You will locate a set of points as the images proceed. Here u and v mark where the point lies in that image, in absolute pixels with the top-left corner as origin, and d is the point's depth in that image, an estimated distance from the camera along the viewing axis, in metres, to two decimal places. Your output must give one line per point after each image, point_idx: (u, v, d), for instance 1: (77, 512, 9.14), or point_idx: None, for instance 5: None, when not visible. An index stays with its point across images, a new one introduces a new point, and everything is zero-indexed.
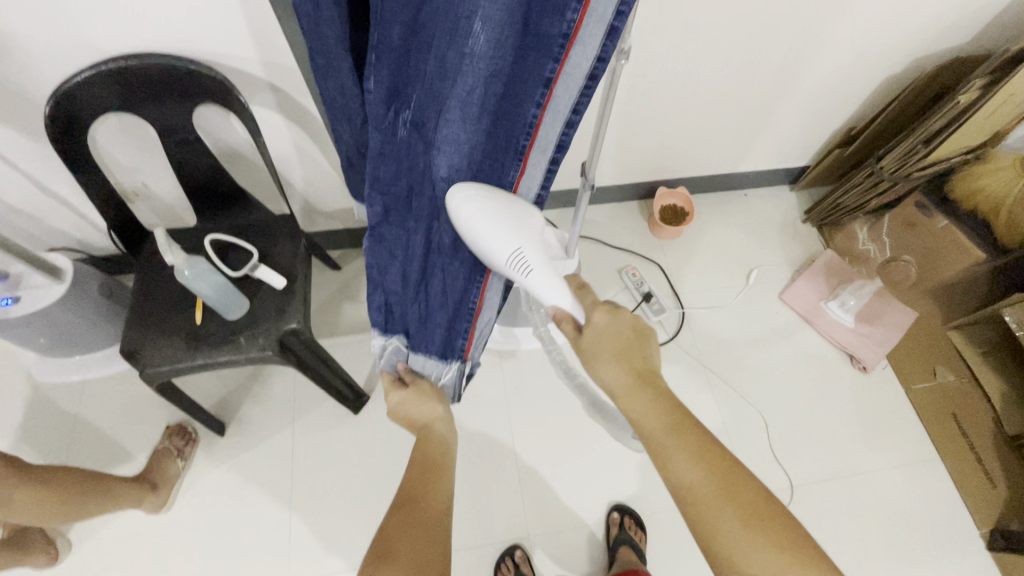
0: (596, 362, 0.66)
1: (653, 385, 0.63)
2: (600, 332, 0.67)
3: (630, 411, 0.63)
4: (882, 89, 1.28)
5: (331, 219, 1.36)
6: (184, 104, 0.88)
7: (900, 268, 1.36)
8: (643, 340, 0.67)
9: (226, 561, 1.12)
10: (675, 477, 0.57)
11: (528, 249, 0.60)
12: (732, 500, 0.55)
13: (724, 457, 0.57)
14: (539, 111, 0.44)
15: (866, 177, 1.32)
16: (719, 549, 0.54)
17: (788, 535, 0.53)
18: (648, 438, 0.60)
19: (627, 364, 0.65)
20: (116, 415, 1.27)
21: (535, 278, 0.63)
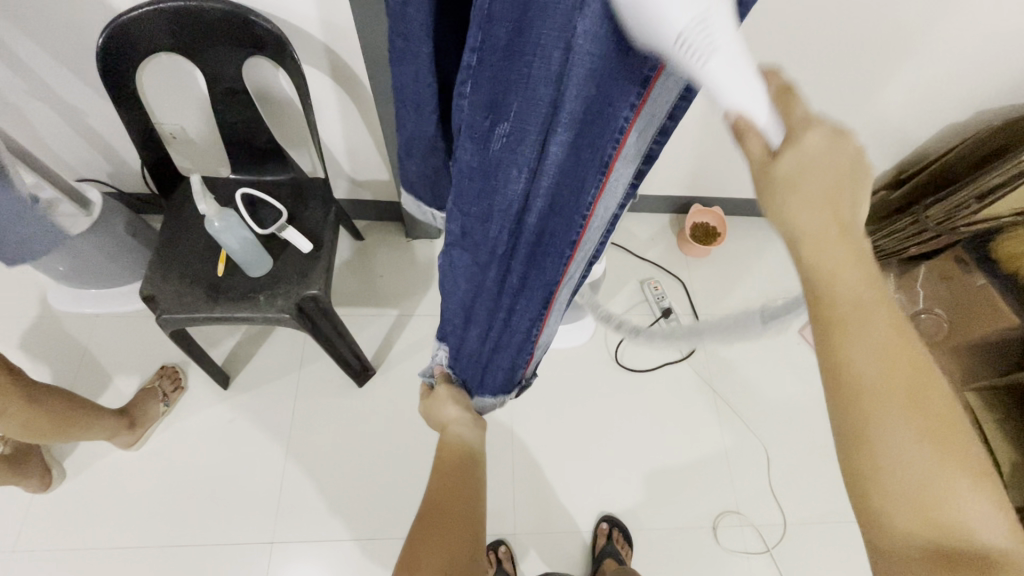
0: (781, 194, 0.37)
1: (863, 247, 0.37)
2: (806, 159, 0.36)
3: (812, 256, 0.37)
4: (939, 137, 1.25)
5: (362, 190, 1.35)
6: (237, 54, 0.87)
7: (930, 322, 1.32)
8: (858, 183, 0.37)
9: (211, 511, 1.13)
10: (842, 355, 0.38)
11: (716, 15, 0.30)
12: (918, 409, 0.37)
13: (921, 352, 0.38)
14: (632, 114, 0.38)
15: (908, 224, 1.30)
16: (871, 452, 0.37)
17: (972, 461, 0.37)
18: (817, 299, 0.38)
19: (834, 203, 0.36)
20: (125, 351, 1.28)
21: (716, 72, 0.31)
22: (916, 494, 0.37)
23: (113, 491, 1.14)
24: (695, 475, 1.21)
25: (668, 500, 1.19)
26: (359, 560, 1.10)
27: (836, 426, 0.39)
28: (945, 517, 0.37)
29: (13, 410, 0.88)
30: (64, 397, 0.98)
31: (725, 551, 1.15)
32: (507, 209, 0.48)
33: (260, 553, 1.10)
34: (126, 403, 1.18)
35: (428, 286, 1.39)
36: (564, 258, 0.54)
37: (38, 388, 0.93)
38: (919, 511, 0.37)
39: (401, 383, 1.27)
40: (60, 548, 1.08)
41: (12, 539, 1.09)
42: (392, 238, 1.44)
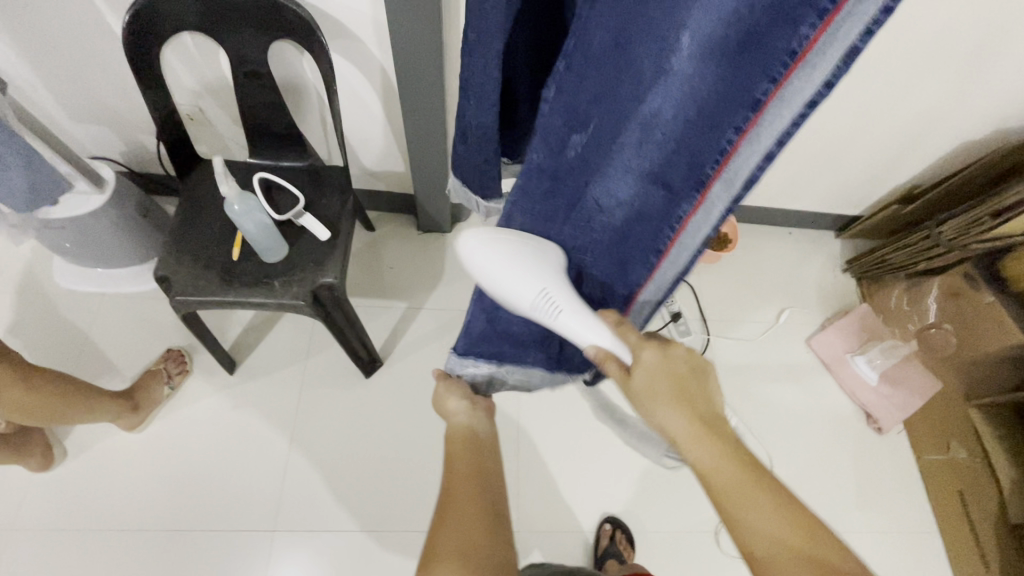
0: (647, 403, 0.61)
1: (715, 429, 0.58)
2: (650, 368, 0.61)
3: (693, 452, 0.57)
4: (954, 154, 1.26)
5: (376, 180, 1.34)
6: (265, 37, 0.86)
7: (939, 336, 1.31)
8: (696, 378, 0.61)
9: (213, 496, 1.12)
10: (740, 532, 0.53)
11: (551, 289, 0.63)
12: (815, 561, 0.49)
13: (797, 510, 0.52)
14: (735, 137, 0.43)
15: (920, 239, 1.29)
16: None
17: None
18: (714, 490, 0.55)
19: (683, 402, 0.59)
20: (129, 332, 1.26)
21: (567, 322, 0.63)
22: None
23: (111, 472, 1.13)
24: (699, 481, 1.21)
25: (671, 505, 1.19)
26: (361, 552, 1.10)
27: None
28: None
29: (13, 393, 0.87)
30: (66, 377, 0.98)
31: (725, 556, 1.15)
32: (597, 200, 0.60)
33: (262, 541, 1.09)
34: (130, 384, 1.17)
35: (439, 281, 1.38)
36: (650, 264, 0.62)
37: (40, 369, 0.93)
38: None
39: (408, 376, 1.26)
40: (62, 528, 1.07)
41: (11, 516, 1.08)
42: (404, 231, 1.43)
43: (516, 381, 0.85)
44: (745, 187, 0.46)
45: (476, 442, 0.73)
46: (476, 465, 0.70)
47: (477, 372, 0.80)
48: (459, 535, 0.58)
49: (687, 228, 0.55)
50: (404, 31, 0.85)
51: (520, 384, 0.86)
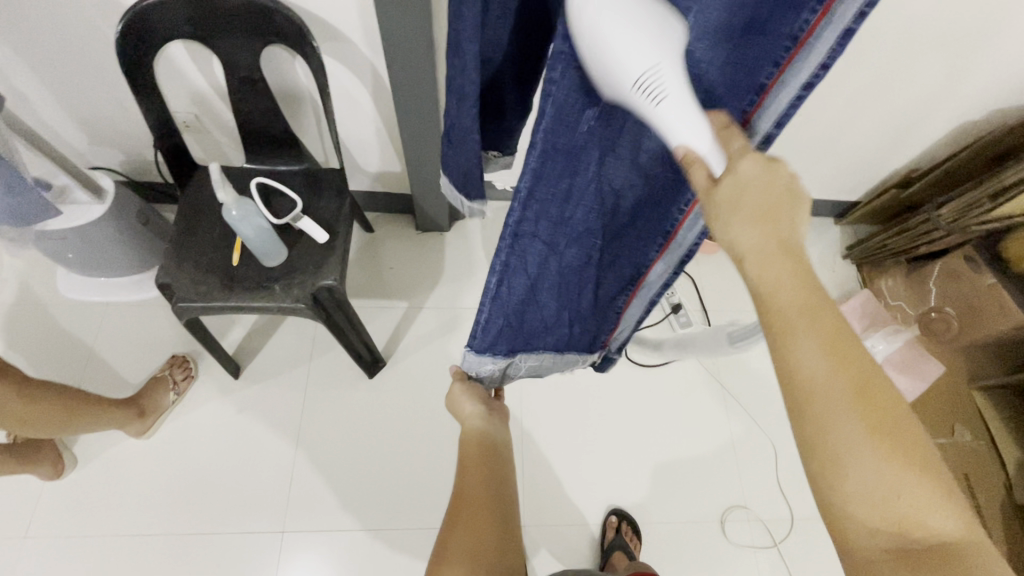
0: (727, 217, 0.41)
1: (796, 253, 0.40)
2: (746, 185, 0.41)
3: (752, 273, 0.40)
4: (951, 137, 1.25)
5: (373, 181, 1.35)
6: (256, 42, 0.87)
7: (941, 320, 1.31)
8: (798, 206, 0.41)
9: (221, 498, 1.14)
10: (788, 361, 0.39)
11: (668, 68, 0.37)
12: (863, 404, 0.38)
13: (867, 360, 0.38)
14: (744, 116, 0.44)
15: (919, 223, 1.29)
16: (821, 449, 0.38)
17: (924, 465, 0.38)
18: (766, 308, 0.40)
19: (772, 224, 0.40)
20: (134, 340, 1.28)
21: (668, 116, 0.38)
22: (871, 488, 0.38)
23: (120, 477, 1.14)
24: (703, 471, 1.22)
25: (676, 495, 1.20)
26: (369, 551, 1.11)
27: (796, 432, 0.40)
28: (886, 501, 0.38)
29: (9, 409, 0.87)
30: (65, 390, 0.98)
31: (731, 544, 1.15)
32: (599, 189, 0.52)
33: (272, 542, 1.11)
34: (136, 392, 1.18)
35: (439, 279, 1.39)
36: (658, 246, 0.64)
37: (37, 383, 0.93)
38: (883, 515, 0.38)
39: (412, 375, 1.27)
40: (75, 535, 1.09)
41: (25, 524, 1.09)
42: (403, 230, 1.44)
43: (529, 369, 0.79)
44: None
45: (491, 446, 0.74)
46: (490, 468, 0.72)
47: (493, 369, 0.72)
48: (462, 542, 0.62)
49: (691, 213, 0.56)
50: (395, 31, 0.85)
51: (533, 371, 0.80)
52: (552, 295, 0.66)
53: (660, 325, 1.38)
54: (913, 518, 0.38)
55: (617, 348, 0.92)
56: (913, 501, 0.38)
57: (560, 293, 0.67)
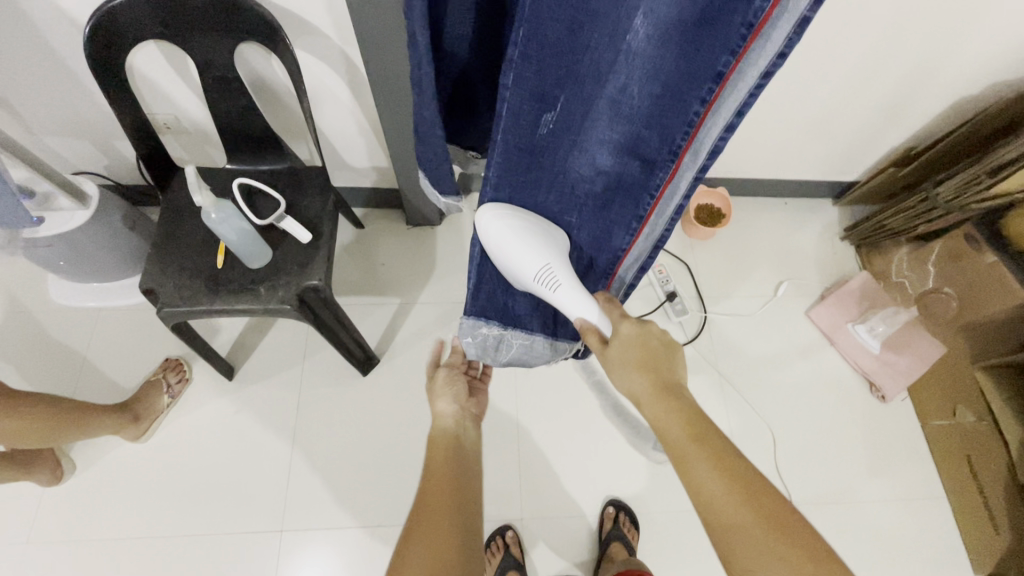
0: (621, 368, 0.64)
1: (676, 391, 0.60)
2: (627, 342, 0.65)
3: (650, 413, 0.61)
4: (949, 112, 1.22)
5: (361, 176, 1.33)
6: (228, 41, 0.85)
7: (940, 300, 1.29)
8: (668, 354, 0.64)
9: (220, 499, 1.14)
10: (692, 483, 0.55)
11: (555, 265, 0.66)
12: (752, 510, 0.52)
13: (745, 469, 0.54)
14: (703, 107, 0.48)
15: (917, 202, 1.26)
16: (734, 556, 0.52)
17: (820, 559, 0.50)
18: (669, 444, 0.58)
19: (649, 367, 0.62)
20: (127, 344, 1.28)
21: (563, 295, 0.66)
22: None
23: (118, 481, 1.15)
24: None
25: (674, 484, 1.19)
26: (367, 547, 1.12)
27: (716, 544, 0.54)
28: None
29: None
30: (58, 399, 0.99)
31: None
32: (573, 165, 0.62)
33: (270, 543, 1.11)
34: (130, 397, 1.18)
35: (431, 274, 1.38)
36: (631, 231, 0.67)
37: (31, 394, 0.94)
38: None
39: (405, 371, 1.27)
40: (75, 541, 1.10)
41: (25, 533, 1.10)
42: (393, 226, 1.42)
43: (513, 356, 0.81)
44: (711, 155, 0.52)
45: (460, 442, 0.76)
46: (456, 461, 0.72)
47: (485, 336, 0.77)
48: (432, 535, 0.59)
49: (660, 201, 0.61)
50: (367, 24, 0.83)
51: (519, 360, 0.83)
52: None
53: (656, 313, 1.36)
54: None
55: None
56: None
57: None
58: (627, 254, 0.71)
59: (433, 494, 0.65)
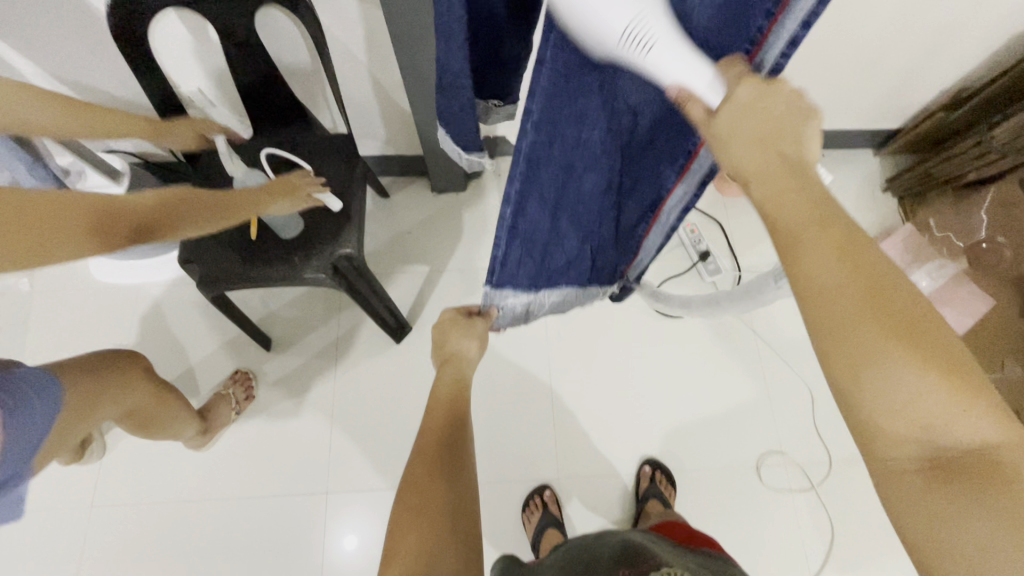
0: (727, 144, 0.38)
1: (808, 178, 0.36)
2: (743, 112, 0.37)
3: (766, 194, 0.37)
4: (1008, 49, 1.13)
5: (384, 145, 1.32)
6: (247, 6, 0.83)
7: (991, 251, 1.25)
8: (807, 122, 0.37)
9: (269, 466, 1.19)
10: (799, 280, 0.34)
11: (650, 10, 0.34)
12: (883, 310, 0.32)
13: (880, 259, 0.33)
14: (766, 22, 0.37)
15: (969, 147, 1.19)
16: (845, 368, 0.33)
17: (969, 373, 0.33)
18: (776, 231, 0.36)
19: (775, 145, 0.37)
20: (167, 320, 1.31)
21: (663, 61, 0.36)
22: (908, 409, 0.32)
23: (170, 449, 1.20)
24: (736, 418, 1.21)
25: (709, 444, 1.19)
26: None
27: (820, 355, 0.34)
28: (921, 418, 0.33)
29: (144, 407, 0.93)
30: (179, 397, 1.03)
31: (768, 489, 1.15)
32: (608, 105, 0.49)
33: (318, 503, 1.16)
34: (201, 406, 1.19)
35: (458, 240, 1.37)
36: (678, 168, 0.61)
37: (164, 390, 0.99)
38: (926, 436, 0.33)
39: None
40: (139, 504, 1.16)
41: (91, 500, 1.16)
42: (418, 193, 1.41)
43: (551, 304, 0.75)
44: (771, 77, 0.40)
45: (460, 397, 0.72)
46: (447, 436, 0.65)
47: (515, 305, 0.67)
48: (416, 527, 0.54)
49: None
50: None
51: (557, 307, 0.76)
52: (568, 231, 0.62)
53: (688, 274, 1.34)
54: (955, 430, 0.33)
55: (636, 277, 0.89)
56: (955, 418, 0.33)
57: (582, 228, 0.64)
58: (670, 195, 0.65)
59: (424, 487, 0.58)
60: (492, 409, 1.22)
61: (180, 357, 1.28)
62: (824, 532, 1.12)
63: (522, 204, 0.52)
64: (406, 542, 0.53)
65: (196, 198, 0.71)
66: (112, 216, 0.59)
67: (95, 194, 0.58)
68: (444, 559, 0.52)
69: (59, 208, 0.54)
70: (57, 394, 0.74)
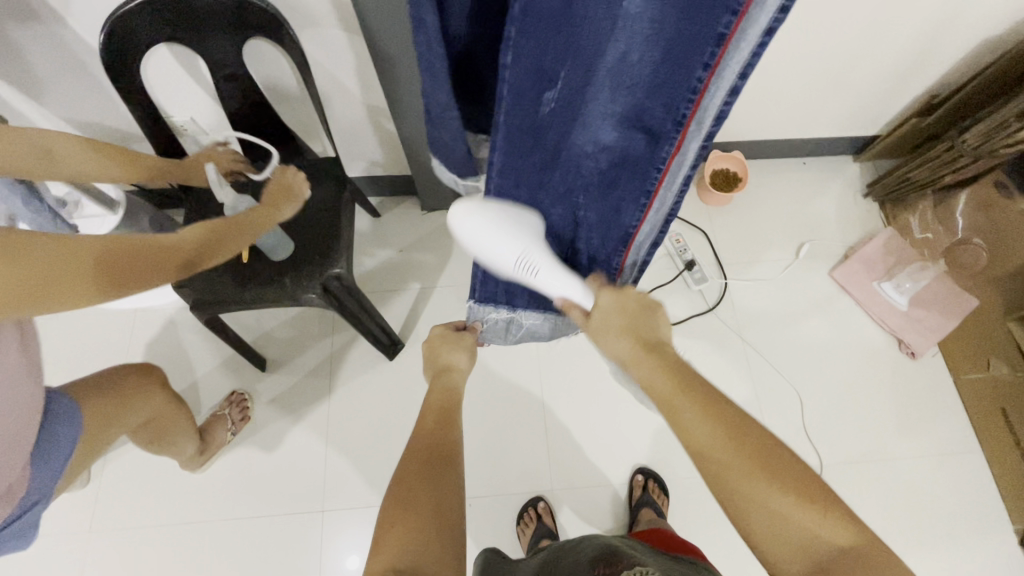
0: (599, 336, 0.66)
1: (659, 351, 0.61)
2: (603, 309, 0.67)
3: (637, 376, 0.60)
4: (974, 56, 1.17)
5: (374, 166, 1.35)
6: (236, 39, 0.86)
7: (969, 252, 1.29)
8: (651, 313, 0.66)
9: (265, 486, 1.20)
10: (686, 435, 0.53)
11: (532, 252, 0.63)
12: (743, 451, 0.50)
13: (734, 412, 0.52)
14: (703, 76, 0.47)
15: (943, 150, 1.22)
16: (733, 502, 0.50)
17: (815, 491, 0.48)
18: (666, 405, 0.56)
19: (631, 331, 0.64)
20: (162, 344, 1.33)
21: (547, 278, 0.65)
22: (781, 525, 0.48)
23: (166, 472, 1.21)
24: None
25: None
26: None
27: (719, 494, 0.51)
28: (792, 530, 0.48)
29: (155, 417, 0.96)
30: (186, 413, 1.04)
31: None
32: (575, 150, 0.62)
33: (315, 522, 1.17)
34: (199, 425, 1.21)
35: (449, 256, 1.40)
36: (641, 206, 0.67)
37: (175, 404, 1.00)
38: (803, 547, 0.47)
39: None
40: (136, 527, 1.16)
41: (88, 524, 1.16)
42: (408, 212, 1.44)
43: (529, 330, 0.91)
44: (716, 121, 0.51)
45: (452, 399, 0.75)
46: (438, 435, 0.68)
47: (495, 318, 0.86)
48: (403, 524, 0.55)
49: (667, 176, 0.61)
50: (370, 12, 0.83)
51: (534, 333, 0.91)
52: None
53: (674, 283, 1.36)
54: (818, 536, 0.47)
55: None
56: (817, 524, 0.47)
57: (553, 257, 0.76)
58: (638, 230, 0.72)
59: (412, 478, 0.60)
60: (485, 423, 1.23)
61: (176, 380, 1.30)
62: None
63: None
64: (395, 531, 0.54)
65: (194, 251, 0.69)
66: (110, 261, 0.57)
67: (99, 237, 0.57)
68: (430, 554, 0.53)
69: (39, 249, 0.51)
70: (80, 421, 0.78)
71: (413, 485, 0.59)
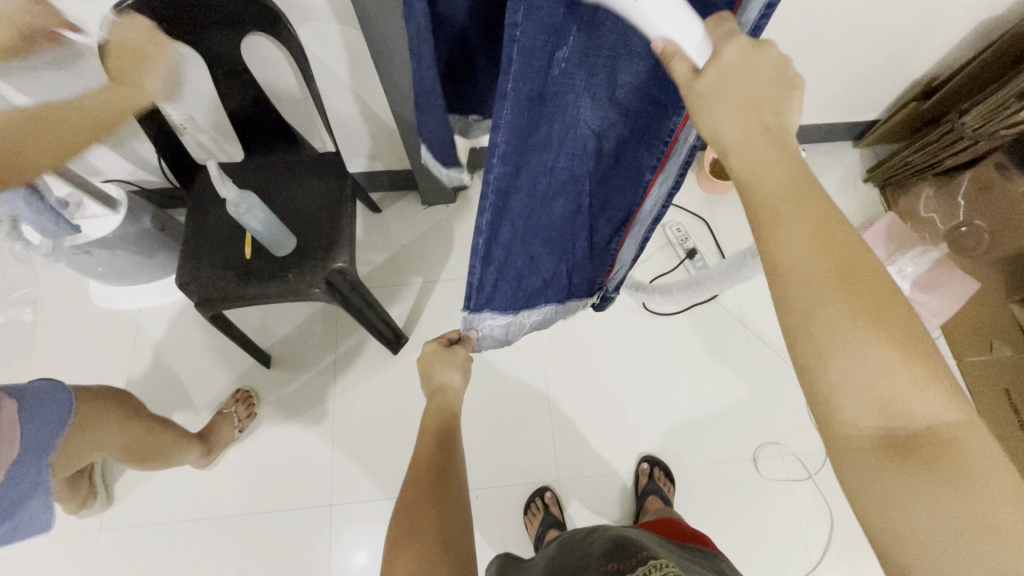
0: (704, 108, 0.39)
1: (785, 148, 0.38)
2: (729, 72, 0.39)
3: (743, 166, 0.39)
4: (971, 38, 1.17)
5: (374, 162, 1.35)
6: (234, 35, 0.86)
7: (970, 235, 1.29)
8: (783, 103, 0.39)
9: (273, 482, 1.20)
10: (774, 247, 0.38)
11: None
12: (851, 291, 0.36)
13: (848, 235, 0.37)
14: (716, 32, 0.42)
15: (943, 133, 1.22)
16: (819, 345, 0.36)
17: (923, 356, 0.36)
18: (754, 203, 0.39)
19: (754, 113, 0.39)
20: (168, 342, 1.33)
21: (654, 6, 0.36)
22: (871, 390, 0.35)
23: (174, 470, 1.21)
24: (731, 413, 1.22)
25: (705, 439, 1.21)
26: None
27: (792, 331, 0.38)
28: (885, 402, 0.36)
29: (134, 436, 0.94)
30: (169, 428, 1.04)
31: (765, 480, 1.17)
32: (575, 127, 0.53)
33: (323, 516, 1.17)
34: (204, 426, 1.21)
35: (451, 250, 1.40)
36: (644, 180, 0.64)
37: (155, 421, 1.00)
38: (891, 416, 0.36)
39: None
40: (146, 524, 1.17)
41: (97, 522, 1.17)
42: (409, 207, 1.44)
43: (533, 321, 0.80)
44: None
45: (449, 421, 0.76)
46: (438, 459, 0.69)
47: (494, 325, 0.72)
48: (410, 549, 0.57)
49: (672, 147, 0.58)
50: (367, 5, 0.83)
51: (537, 323, 0.81)
52: (546, 252, 0.68)
53: (676, 272, 1.36)
54: (913, 413, 0.36)
55: (615, 288, 0.92)
56: (917, 399, 0.35)
57: (553, 252, 0.69)
58: (640, 206, 0.69)
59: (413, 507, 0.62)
60: (490, 415, 1.24)
61: (182, 378, 1.30)
62: (823, 520, 1.14)
63: (495, 232, 0.56)
64: (400, 561, 0.56)
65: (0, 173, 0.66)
66: None
67: None
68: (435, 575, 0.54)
69: None
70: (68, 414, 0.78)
71: (413, 514, 0.61)
